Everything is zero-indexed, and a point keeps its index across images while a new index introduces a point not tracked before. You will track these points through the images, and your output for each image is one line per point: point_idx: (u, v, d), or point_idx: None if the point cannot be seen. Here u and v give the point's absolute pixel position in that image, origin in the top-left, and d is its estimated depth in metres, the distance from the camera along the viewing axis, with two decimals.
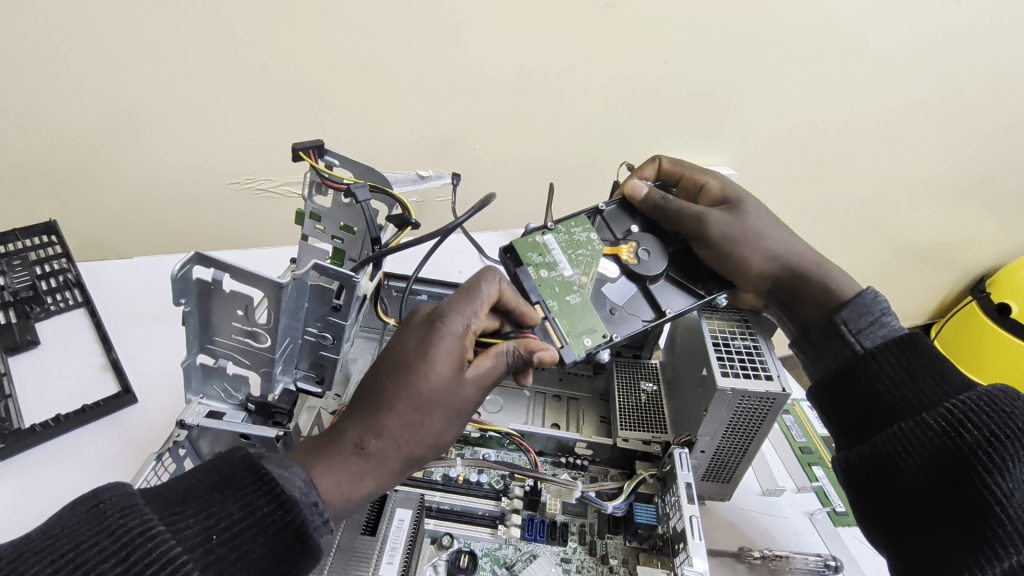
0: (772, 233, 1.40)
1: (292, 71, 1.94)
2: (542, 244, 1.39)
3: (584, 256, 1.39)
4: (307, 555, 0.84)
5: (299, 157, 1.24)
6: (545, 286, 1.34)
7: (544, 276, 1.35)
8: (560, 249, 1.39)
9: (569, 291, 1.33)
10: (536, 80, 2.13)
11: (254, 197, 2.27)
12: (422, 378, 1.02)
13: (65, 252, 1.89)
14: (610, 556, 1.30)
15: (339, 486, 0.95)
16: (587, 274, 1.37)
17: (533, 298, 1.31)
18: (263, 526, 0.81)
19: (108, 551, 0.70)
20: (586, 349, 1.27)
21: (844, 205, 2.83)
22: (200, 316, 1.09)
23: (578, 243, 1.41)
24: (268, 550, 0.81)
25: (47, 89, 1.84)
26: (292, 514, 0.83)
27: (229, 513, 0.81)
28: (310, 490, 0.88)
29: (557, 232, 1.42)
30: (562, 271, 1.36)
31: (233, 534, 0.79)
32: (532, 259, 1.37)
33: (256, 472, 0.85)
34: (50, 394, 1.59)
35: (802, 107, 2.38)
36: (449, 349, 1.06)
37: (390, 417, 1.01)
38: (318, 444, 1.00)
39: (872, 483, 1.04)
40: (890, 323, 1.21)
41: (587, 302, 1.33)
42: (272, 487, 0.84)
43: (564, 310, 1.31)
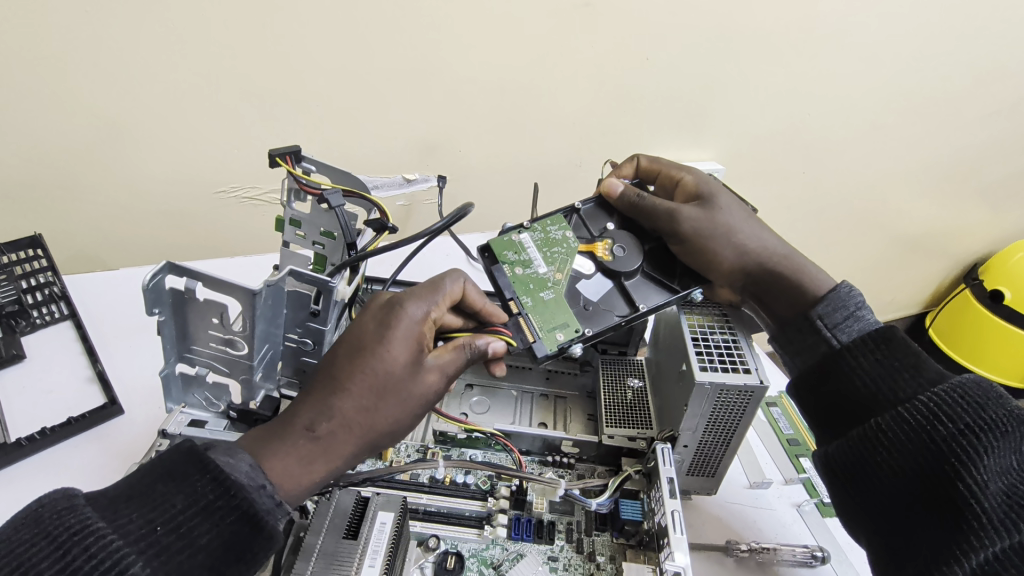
0: (743, 229, 1.40)
1: (273, 77, 1.95)
2: (518, 242, 1.41)
3: (559, 254, 1.40)
4: (258, 535, 0.87)
5: (276, 163, 1.26)
6: (520, 284, 1.35)
7: (519, 273, 1.36)
8: (536, 248, 1.40)
9: (543, 288, 1.34)
10: (519, 80, 2.13)
11: (241, 205, 2.27)
12: (378, 361, 1.05)
13: (52, 264, 1.87)
14: (597, 553, 1.31)
15: (290, 468, 0.98)
16: (562, 271, 1.37)
17: (506, 295, 1.33)
18: (210, 514, 0.85)
19: (47, 551, 0.74)
20: (559, 344, 1.27)
21: (832, 196, 2.84)
22: (176, 325, 1.09)
23: (555, 241, 1.42)
24: (214, 536, 0.85)
25: (29, 102, 1.84)
26: (237, 499, 0.87)
27: (173, 504, 0.84)
28: (256, 474, 0.93)
29: (534, 231, 1.43)
30: (537, 268, 1.38)
31: (179, 524, 0.83)
32: (507, 257, 1.39)
33: (201, 463, 0.88)
34: (36, 408, 1.59)
35: (787, 100, 2.39)
36: (405, 335, 1.08)
37: (342, 401, 1.03)
38: (271, 429, 1.02)
39: (851, 478, 1.04)
40: (865, 317, 1.19)
41: (561, 298, 1.34)
42: (215, 476, 0.87)
43: (538, 305, 1.32)
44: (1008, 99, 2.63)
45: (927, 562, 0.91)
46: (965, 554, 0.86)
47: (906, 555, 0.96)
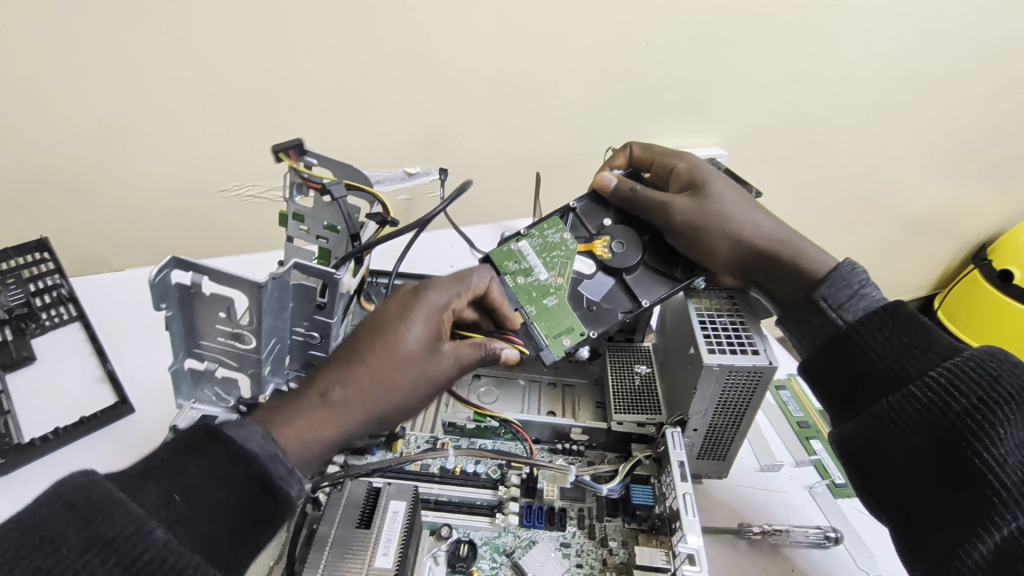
0: (740, 215, 1.38)
1: (274, 73, 1.94)
2: (517, 252, 1.41)
3: (559, 258, 1.41)
4: (274, 499, 0.89)
5: (280, 157, 1.26)
6: (522, 293, 1.36)
7: (521, 282, 1.38)
8: (536, 254, 1.40)
9: (545, 294, 1.36)
10: (519, 70, 2.12)
11: (244, 203, 2.27)
12: (399, 341, 1.07)
13: (59, 267, 1.88)
14: (610, 539, 1.31)
15: (301, 431, 0.97)
16: (563, 275, 1.39)
17: (511, 306, 1.33)
18: (229, 481, 0.86)
19: (74, 525, 0.72)
20: (565, 350, 1.30)
21: (839, 179, 2.81)
22: (183, 321, 1.09)
23: (553, 245, 1.43)
24: (234, 501, 0.85)
25: (31, 105, 1.84)
26: (252, 465, 0.88)
27: (188, 474, 0.84)
28: (269, 443, 0.92)
29: (532, 236, 1.42)
30: (538, 275, 1.38)
31: (196, 493, 0.83)
32: (508, 267, 1.39)
33: (212, 435, 0.88)
34: (48, 409, 1.60)
35: (791, 82, 2.36)
36: (427, 318, 1.10)
37: (360, 373, 1.04)
38: (286, 396, 1.03)
39: (865, 461, 1.03)
40: (871, 294, 1.19)
41: (564, 303, 1.36)
42: (229, 446, 0.88)
43: (542, 313, 1.34)
44: (1015, 75, 2.59)
45: (947, 540, 0.92)
46: (987, 529, 0.87)
47: (922, 533, 0.96)
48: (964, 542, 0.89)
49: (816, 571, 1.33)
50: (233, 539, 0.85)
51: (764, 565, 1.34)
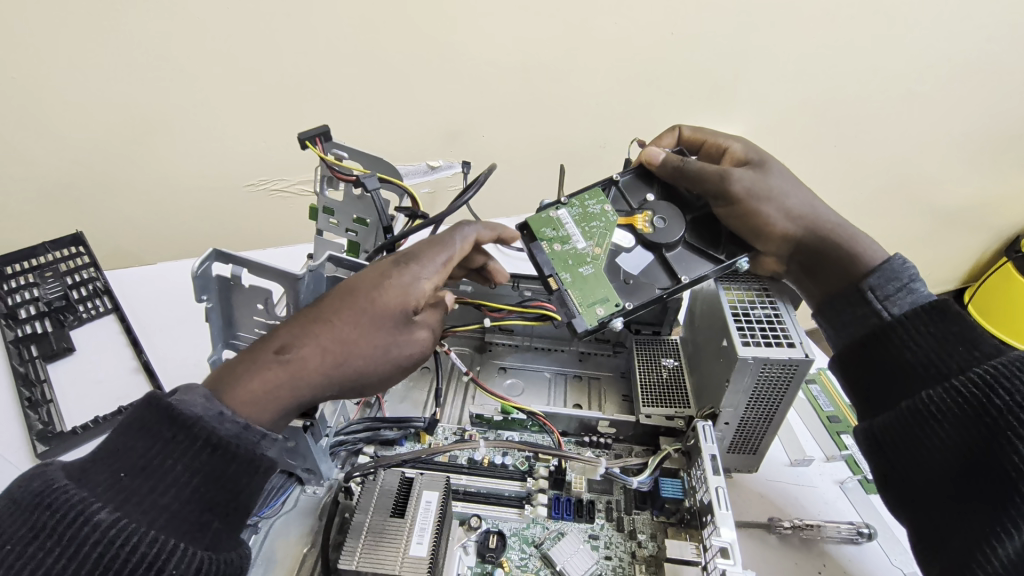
0: (793, 195, 1.32)
1: (301, 67, 1.96)
2: (557, 219, 1.34)
3: (598, 229, 1.32)
4: (236, 461, 0.85)
5: (305, 146, 1.27)
6: (558, 260, 1.28)
7: (557, 249, 1.30)
8: (575, 223, 1.32)
9: (582, 263, 1.27)
10: (543, 62, 2.11)
11: (271, 197, 2.31)
12: (366, 302, 1.03)
13: (94, 261, 1.93)
14: (639, 532, 1.31)
15: (259, 381, 0.93)
16: (602, 246, 1.29)
17: (545, 271, 1.27)
18: (177, 451, 0.83)
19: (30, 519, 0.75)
20: (599, 319, 1.22)
21: (869, 169, 2.75)
22: (222, 311, 1.11)
23: (593, 216, 1.34)
24: (187, 467, 0.83)
25: (66, 103, 1.88)
26: (200, 432, 0.84)
27: (135, 450, 0.82)
28: (213, 404, 0.88)
29: (572, 205, 1.35)
30: (575, 244, 1.30)
31: (147, 469, 0.81)
32: (545, 234, 1.32)
33: (153, 404, 0.85)
34: (87, 398, 1.65)
35: (819, 72, 2.32)
36: (402, 286, 1.07)
37: (322, 332, 1.00)
38: (243, 350, 0.98)
39: (896, 455, 1.03)
40: (918, 290, 1.12)
41: (601, 273, 1.27)
42: (172, 415, 0.84)
43: (577, 281, 1.26)
44: None
45: (967, 540, 0.92)
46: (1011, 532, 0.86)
47: (941, 531, 0.97)
48: (985, 545, 0.89)
49: (849, 567, 1.31)
50: (204, 506, 0.83)
51: (795, 560, 1.33)
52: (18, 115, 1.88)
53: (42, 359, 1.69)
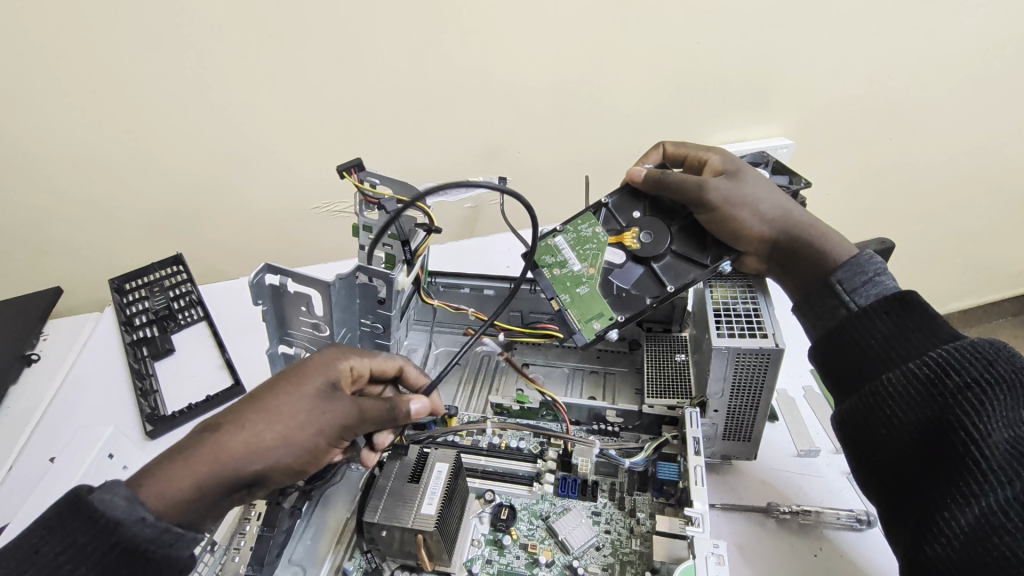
0: (767, 198, 1.38)
1: (355, 101, 2.25)
2: (554, 246, 1.45)
3: (592, 250, 1.42)
4: (143, 565, 0.93)
5: (343, 176, 1.49)
6: (558, 284, 1.43)
7: (557, 274, 1.43)
8: (570, 247, 1.44)
9: (578, 284, 1.41)
10: (572, 78, 2.29)
11: (333, 217, 2.60)
12: (289, 380, 1.13)
13: (189, 277, 2.31)
14: (638, 510, 1.43)
15: (177, 466, 0.99)
16: (595, 266, 1.41)
17: (546, 295, 1.41)
18: (84, 557, 0.90)
19: None
20: (596, 333, 1.36)
21: (922, 165, 2.64)
22: (275, 313, 1.40)
23: (586, 238, 1.44)
24: (101, 569, 0.91)
25: (169, 146, 2.28)
26: (114, 537, 0.91)
27: (50, 551, 0.90)
28: (134, 506, 0.94)
29: (567, 231, 1.45)
30: (572, 266, 1.42)
31: (58, 568, 0.90)
32: (545, 261, 1.45)
33: (76, 508, 0.92)
34: (184, 389, 2.00)
35: (853, 65, 2.32)
36: (325, 368, 1.17)
37: (248, 411, 1.08)
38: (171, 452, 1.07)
39: (862, 434, 1.09)
40: (884, 282, 1.21)
41: (596, 291, 1.40)
42: (91, 522, 0.91)
43: (575, 301, 1.40)
44: None
45: (928, 511, 0.99)
46: (968, 499, 0.93)
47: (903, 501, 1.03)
48: (945, 509, 0.96)
49: (847, 553, 1.37)
50: None
51: (792, 543, 1.39)
52: (133, 157, 2.29)
53: (151, 358, 2.08)
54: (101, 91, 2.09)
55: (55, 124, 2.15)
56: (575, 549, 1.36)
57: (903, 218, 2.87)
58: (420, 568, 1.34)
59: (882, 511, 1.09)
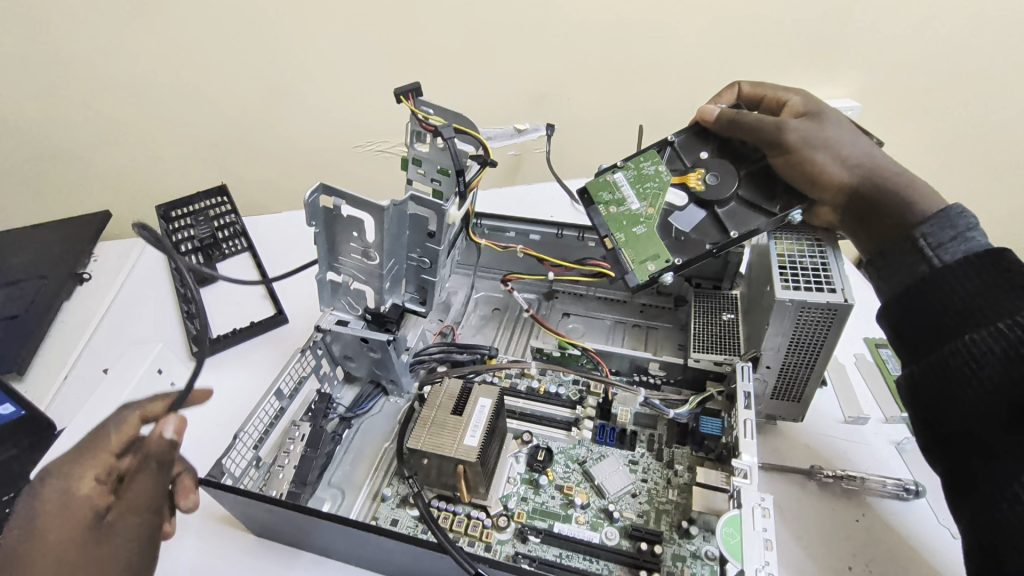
0: (849, 143, 1.31)
1: (405, 30, 2.16)
2: (613, 182, 1.40)
3: (653, 189, 1.37)
4: None
5: (400, 100, 1.43)
6: (613, 222, 1.38)
7: (613, 212, 1.38)
8: (629, 186, 1.39)
9: (635, 223, 1.36)
10: (629, 19, 2.15)
11: (374, 157, 2.54)
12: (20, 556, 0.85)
13: (233, 208, 2.31)
14: (676, 462, 1.41)
15: None
16: (654, 206, 1.35)
17: (600, 233, 1.37)
18: None
19: None
20: (649, 275, 1.32)
21: (1014, 137, 2.40)
22: (326, 238, 1.39)
23: (647, 177, 1.39)
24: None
25: (211, 75, 2.24)
26: None
27: None
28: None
29: (627, 168, 1.40)
30: (630, 205, 1.37)
31: None
32: (602, 198, 1.40)
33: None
34: (230, 314, 2.01)
35: (939, 20, 2.12)
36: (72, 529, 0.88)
37: None
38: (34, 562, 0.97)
39: (931, 398, 1.05)
40: (976, 238, 1.12)
41: (653, 232, 1.34)
42: None
43: (630, 241, 1.35)
44: None
45: (1001, 477, 0.95)
46: None
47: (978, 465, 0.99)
48: (1017, 478, 0.92)
49: (891, 521, 1.33)
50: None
51: (834, 508, 1.36)
52: (178, 85, 2.27)
53: (197, 283, 2.09)
54: (148, 13, 2.06)
55: (105, 42, 2.13)
56: (611, 495, 1.35)
57: (976, 195, 2.65)
58: (458, 499, 1.36)
59: (947, 476, 1.06)
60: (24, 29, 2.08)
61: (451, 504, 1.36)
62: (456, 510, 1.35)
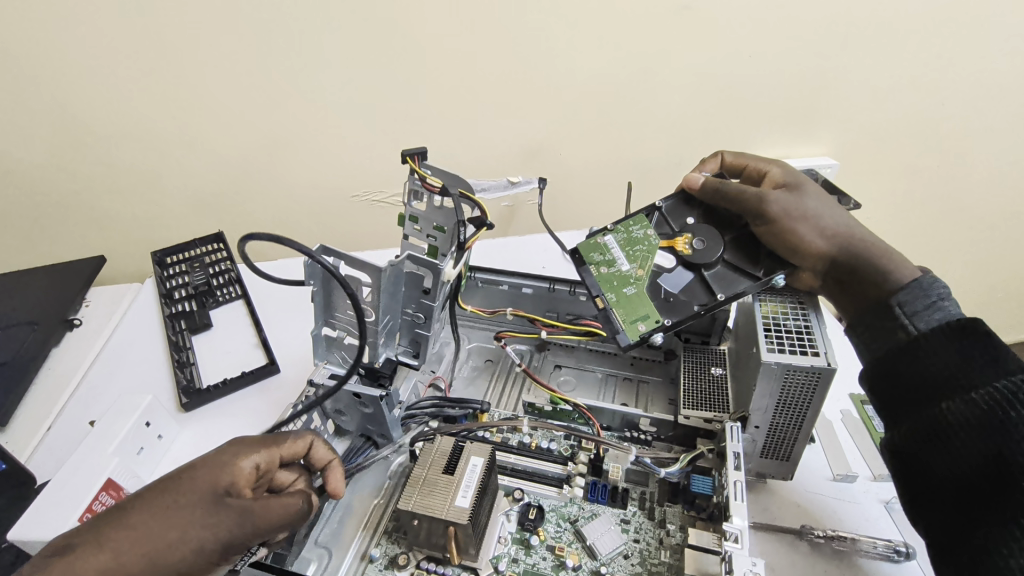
0: (828, 213, 1.38)
1: (406, 90, 2.26)
2: (603, 244, 1.46)
3: (641, 252, 1.42)
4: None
5: (405, 161, 1.47)
6: (604, 282, 1.43)
7: (604, 272, 1.43)
8: (619, 247, 1.44)
9: (626, 284, 1.41)
10: (617, 84, 2.27)
11: (371, 207, 2.60)
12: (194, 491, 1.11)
13: (229, 255, 2.34)
14: (668, 522, 1.41)
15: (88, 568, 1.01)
16: (644, 267, 1.41)
17: (592, 292, 1.41)
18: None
19: None
20: (640, 335, 1.36)
21: (979, 195, 2.54)
22: (323, 295, 1.42)
23: (637, 240, 1.44)
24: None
25: (216, 128, 2.32)
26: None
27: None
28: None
29: (617, 231, 1.46)
30: (620, 266, 1.43)
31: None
32: (594, 259, 1.45)
33: None
34: (220, 362, 2.01)
35: (909, 90, 2.25)
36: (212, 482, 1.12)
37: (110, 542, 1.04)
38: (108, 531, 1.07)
39: (915, 463, 1.08)
40: (947, 308, 1.18)
41: (643, 293, 1.39)
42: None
43: (621, 301, 1.40)
44: None
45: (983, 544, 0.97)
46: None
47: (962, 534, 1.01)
48: (1001, 546, 0.93)
49: None
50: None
51: (825, 569, 1.35)
52: (184, 139, 2.34)
53: (189, 331, 2.09)
54: (158, 72, 2.15)
55: (119, 94, 2.21)
56: (603, 556, 1.34)
57: (949, 248, 2.77)
58: (447, 561, 1.34)
59: (932, 543, 1.07)
60: (38, 84, 2.16)
61: (440, 566, 1.34)
62: (445, 572, 1.33)
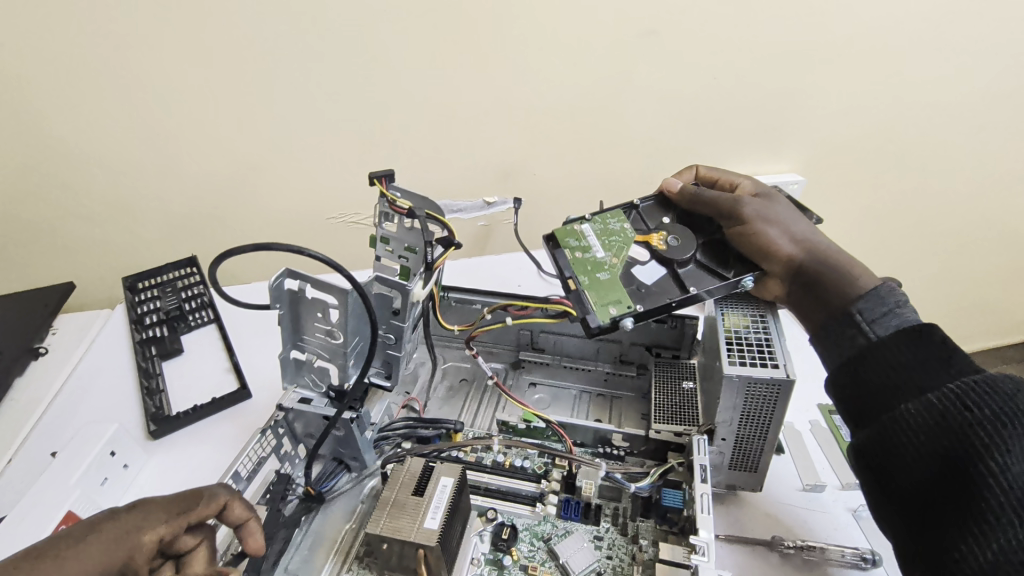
0: (795, 222, 1.46)
1: (380, 113, 2.29)
2: (580, 232, 1.50)
3: (617, 242, 1.47)
4: None
5: (373, 183, 1.48)
6: (578, 265, 1.44)
7: (578, 257, 1.45)
8: (595, 236, 1.48)
9: (599, 268, 1.42)
10: (588, 105, 2.33)
11: (347, 229, 2.61)
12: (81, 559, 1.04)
13: (202, 279, 2.32)
14: (641, 537, 1.41)
15: None
16: (619, 256, 1.44)
17: (565, 273, 1.42)
18: None
19: None
20: (611, 317, 1.35)
21: (938, 207, 2.63)
22: (291, 318, 1.41)
23: (613, 231, 1.50)
24: None
25: (190, 153, 2.32)
26: None
27: None
28: None
29: (595, 222, 1.52)
30: (595, 253, 1.46)
31: None
32: (569, 243, 1.48)
33: None
34: (191, 388, 1.98)
35: (867, 108, 2.35)
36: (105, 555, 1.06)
37: None
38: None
39: (879, 467, 1.10)
40: (905, 314, 1.23)
41: (616, 278, 1.41)
42: None
43: (593, 284, 1.41)
44: None
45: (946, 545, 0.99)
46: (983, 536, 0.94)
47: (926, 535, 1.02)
48: (963, 546, 0.95)
49: None
50: None
51: None
52: (157, 164, 2.34)
53: (160, 357, 2.06)
54: (132, 98, 2.16)
55: (91, 120, 2.20)
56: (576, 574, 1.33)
57: (914, 259, 2.85)
58: None
59: (898, 546, 1.09)
60: (9, 111, 2.15)
61: None
62: None
